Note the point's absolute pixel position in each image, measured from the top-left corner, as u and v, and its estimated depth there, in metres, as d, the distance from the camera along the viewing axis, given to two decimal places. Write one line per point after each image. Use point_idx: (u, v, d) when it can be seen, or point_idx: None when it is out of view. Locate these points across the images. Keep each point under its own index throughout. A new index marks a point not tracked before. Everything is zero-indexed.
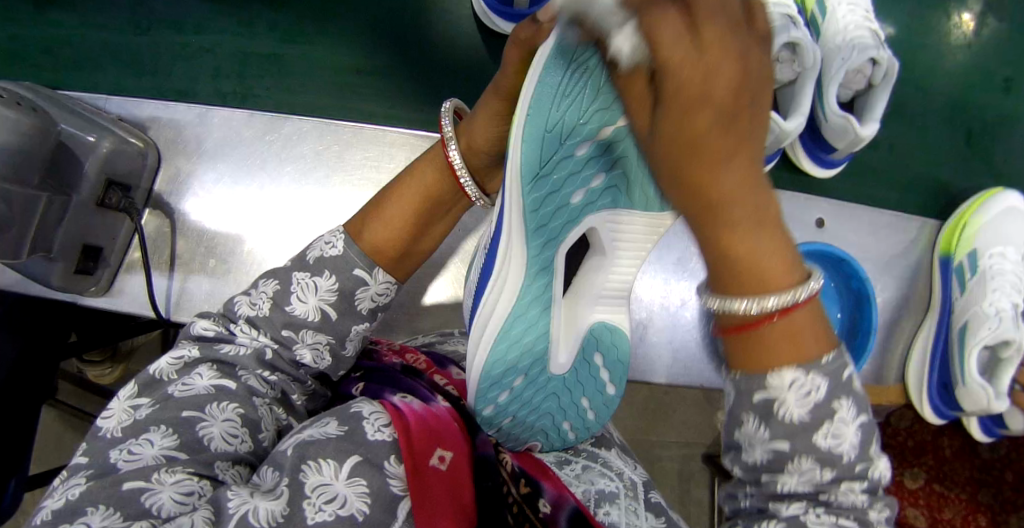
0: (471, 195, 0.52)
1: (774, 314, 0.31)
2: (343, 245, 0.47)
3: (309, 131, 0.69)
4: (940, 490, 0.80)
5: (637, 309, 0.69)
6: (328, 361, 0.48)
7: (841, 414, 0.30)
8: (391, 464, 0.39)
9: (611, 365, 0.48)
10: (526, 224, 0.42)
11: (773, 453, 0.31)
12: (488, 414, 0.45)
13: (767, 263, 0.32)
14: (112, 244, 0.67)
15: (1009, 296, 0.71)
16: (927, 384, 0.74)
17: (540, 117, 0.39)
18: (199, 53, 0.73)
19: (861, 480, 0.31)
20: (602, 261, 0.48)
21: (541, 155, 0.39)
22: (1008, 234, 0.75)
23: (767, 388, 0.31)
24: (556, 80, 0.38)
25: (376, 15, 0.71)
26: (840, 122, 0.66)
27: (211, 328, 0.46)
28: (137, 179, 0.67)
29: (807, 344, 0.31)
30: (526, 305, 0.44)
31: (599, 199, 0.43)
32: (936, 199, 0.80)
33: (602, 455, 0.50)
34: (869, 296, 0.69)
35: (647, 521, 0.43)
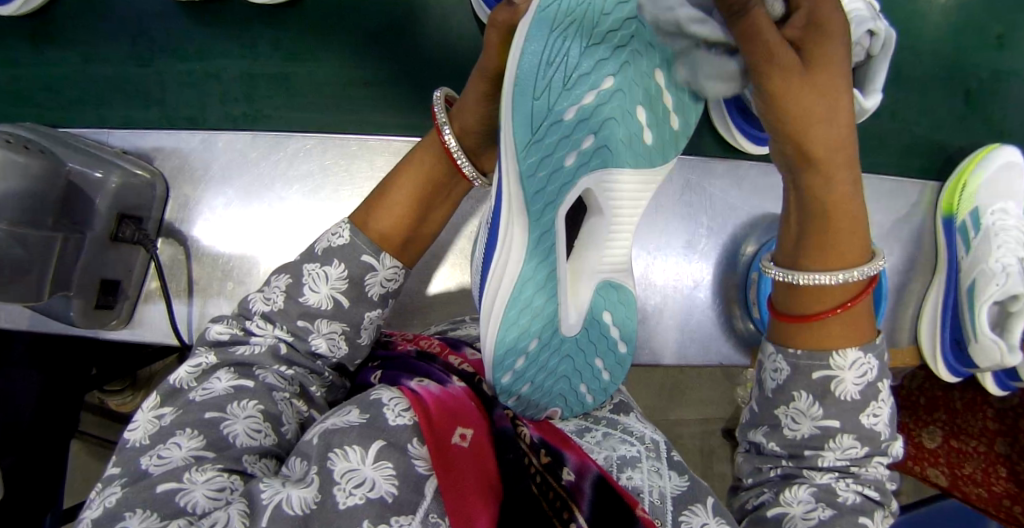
0: (469, 175, 0.51)
1: (842, 305, 0.44)
2: (349, 234, 0.48)
3: (312, 148, 0.70)
4: (957, 446, 0.80)
5: (650, 294, 0.69)
6: (344, 349, 0.49)
7: (882, 393, 0.45)
8: (415, 446, 0.39)
9: (620, 322, 0.48)
10: (523, 191, 0.41)
11: (823, 430, 0.44)
12: (507, 383, 0.44)
13: (857, 236, 0.44)
14: (129, 276, 0.68)
15: (1014, 252, 0.72)
16: (939, 335, 0.75)
17: (528, 83, 0.39)
18: (202, 79, 0.73)
19: (882, 453, 0.46)
20: (599, 221, 0.46)
21: (530, 121, 0.40)
22: (1008, 189, 0.76)
23: (831, 367, 0.44)
24: (540, 50, 0.39)
25: (370, 27, 0.71)
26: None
27: (226, 331, 0.48)
28: (147, 210, 0.68)
29: (861, 330, 0.45)
30: (532, 273, 0.43)
31: (592, 160, 0.42)
32: (935, 161, 0.80)
33: (621, 420, 0.50)
34: (874, 258, 0.68)
35: (669, 480, 0.44)
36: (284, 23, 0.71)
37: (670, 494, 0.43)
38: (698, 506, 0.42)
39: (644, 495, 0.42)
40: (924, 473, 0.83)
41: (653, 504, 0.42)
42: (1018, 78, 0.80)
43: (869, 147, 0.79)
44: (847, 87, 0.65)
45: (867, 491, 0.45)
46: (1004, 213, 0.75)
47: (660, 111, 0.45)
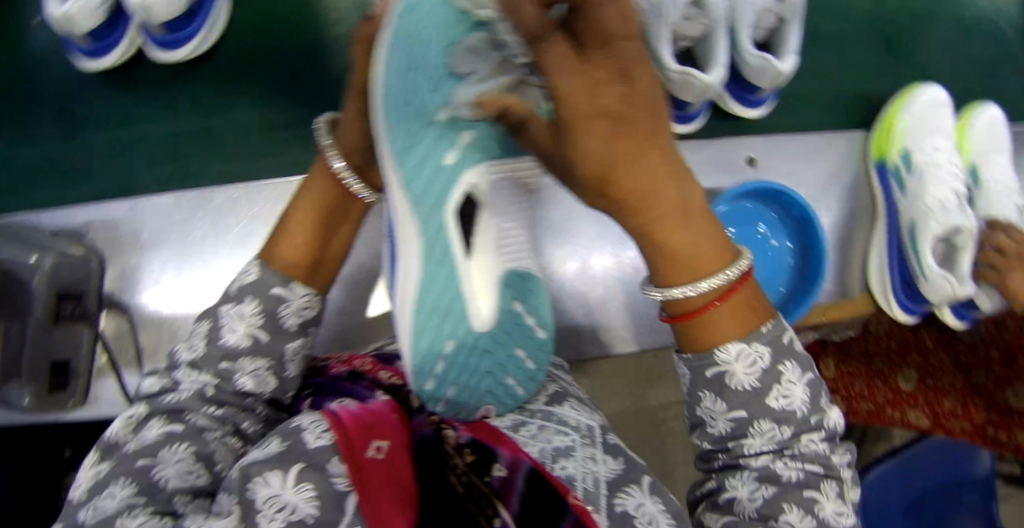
0: (359, 193, 0.55)
1: (714, 302, 0.41)
2: (258, 270, 0.50)
3: (239, 199, 0.70)
4: (934, 384, 0.81)
5: (595, 287, 0.73)
6: (273, 385, 0.50)
7: (786, 374, 0.42)
8: (335, 464, 0.39)
9: (535, 309, 0.48)
10: (410, 194, 0.46)
11: (735, 422, 0.43)
12: (431, 389, 0.46)
13: (700, 255, 0.40)
14: (78, 355, 0.68)
15: (948, 186, 0.74)
16: (886, 276, 0.75)
17: (396, 91, 0.44)
18: (125, 147, 0.71)
19: (818, 429, 0.43)
20: (494, 214, 0.47)
21: (405, 129, 0.45)
22: (936, 125, 0.76)
23: (718, 363, 0.42)
24: (401, 62, 0.44)
25: (286, 72, 0.71)
26: (757, 62, 0.66)
27: (157, 383, 0.49)
28: (85, 285, 0.67)
29: (745, 318, 0.42)
30: (433, 271, 0.46)
31: (472, 154, 0.45)
32: (864, 112, 0.81)
33: (557, 412, 0.52)
34: (812, 220, 0.70)
35: (603, 465, 0.47)
36: (200, 78, 0.70)
37: (605, 478, 0.46)
38: (634, 486, 0.45)
39: (577, 483, 0.44)
40: (906, 417, 0.79)
41: (587, 490, 0.44)
42: (931, 18, 0.82)
43: (803, 107, 0.79)
44: (760, 54, 0.66)
45: (809, 466, 0.43)
46: (936, 149, 0.76)
47: None
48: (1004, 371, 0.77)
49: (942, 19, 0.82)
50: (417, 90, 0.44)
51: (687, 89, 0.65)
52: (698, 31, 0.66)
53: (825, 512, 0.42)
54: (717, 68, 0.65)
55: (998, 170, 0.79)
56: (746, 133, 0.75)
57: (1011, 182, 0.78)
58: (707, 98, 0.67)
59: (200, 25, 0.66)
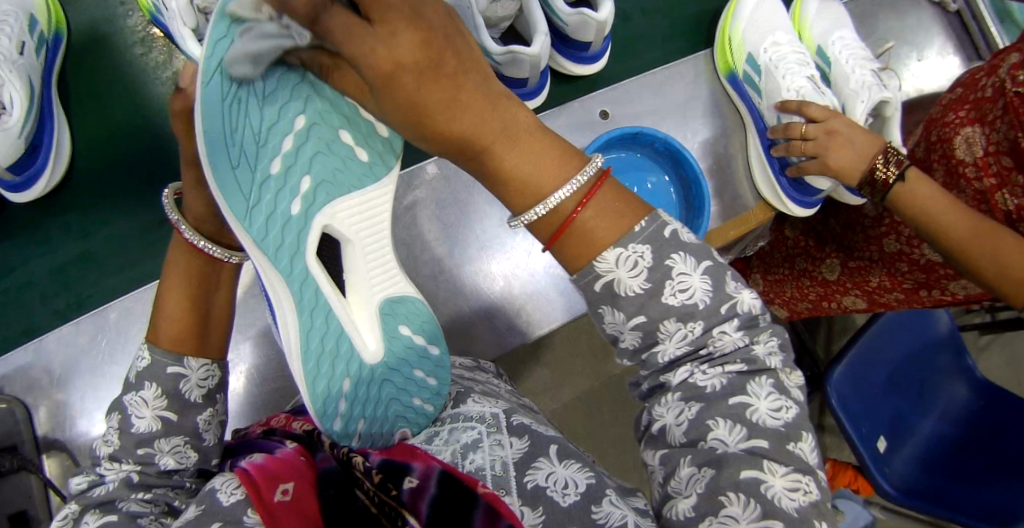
0: (221, 257, 0.53)
1: (575, 207, 0.41)
2: (149, 355, 0.51)
3: (136, 307, 0.71)
4: (857, 264, 0.85)
5: (494, 281, 0.75)
6: (195, 457, 0.52)
7: (677, 266, 0.39)
8: (250, 515, 0.41)
9: (420, 329, 0.50)
10: (264, 252, 0.45)
11: (640, 330, 0.40)
12: (341, 429, 0.47)
13: (539, 174, 0.42)
14: (31, 501, 0.69)
15: (798, 73, 0.75)
16: (773, 178, 0.76)
17: (219, 155, 0.42)
18: (20, 291, 0.71)
19: (732, 318, 0.41)
20: (354, 248, 0.48)
21: (241, 190, 0.43)
22: (767, 23, 0.78)
23: (601, 273, 0.40)
24: (217, 117, 0.42)
25: (144, 173, 0.73)
26: (577, 20, 0.66)
27: (84, 480, 0.50)
28: (17, 436, 0.69)
29: (616, 218, 0.41)
30: (309, 320, 0.46)
31: (317, 198, 0.46)
32: (704, 30, 0.82)
33: (462, 411, 0.51)
34: (676, 148, 0.71)
35: (512, 447, 0.47)
36: (67, 203, 0.71)
37: (513, 459, 0.46)
38: (544, 458, 0.45)
39: (486, 473, 0.45)
40: (844, 303, 0.88)
41: (496, 476, 0.45)
42: None
43: (644, 44, 0.80)
44: (574, 10, 0.65)
45: (729, 367, 0.41)
46: (776, 45, 0.77)
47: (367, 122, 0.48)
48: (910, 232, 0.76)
49: None
50: (244, 151, 0.43)
51: (517, 67, 0.64)
52: (511, 9, 0.65)
53: (757, 413, 0.40)
54: (537, 36, 0.64)
55: (843, 44, 0.80)
56: (586, 95, 0.76)
57: (857, 51, 0.80)
58: (541, 67, 0.66)
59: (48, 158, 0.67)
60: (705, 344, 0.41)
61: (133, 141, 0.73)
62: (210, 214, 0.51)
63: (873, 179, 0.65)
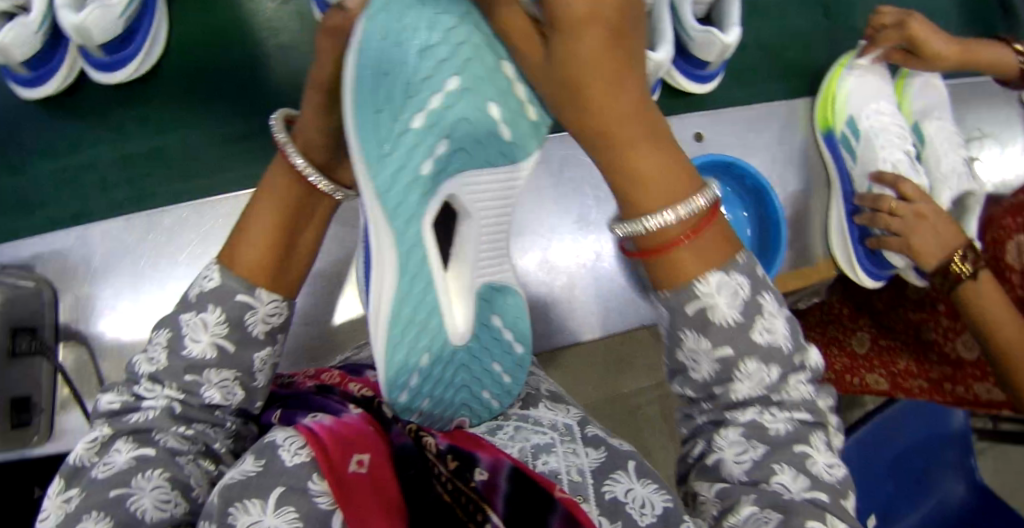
0: (326, 189, 0.55)
1: (684, 236, 0.40)
2: (219, 276, 0.51)
3: (189, 217, 0.68)
4: (887, 344, 0.84)
5: (557, 275, 0.72)
6: (240, 395, 0.51)
7: (767, 308, 0.41)
8: (315, 482, 0.42)
9: (511, 324, 0.54)
10: (384, 205, 0.45)
11: (721, 362, 0.40)
12: (405, 401, 0.49)
13: (666, 183, 0.42)
14: (39, 390, 0.66)
15: (895, 147, 0.77)
16: (850, 244, 0.77)
17: (367, 97, 0.42)
18: (80, 172, 0.69)
19: (803, 370, 0.43)
20: (470, 220, 0.51)
21: (377, 134, 0.43)
22: (873, 91, 0.78)
23: (698, 298, 0.40)
24: (374, 54, 0.41)
25: (229, 82, 0.70)
26: (703, 36, 0.65)
27: (118, 400, 0.50)
28: (40, 319, 0.66)
29: (715, 255, 0.40)
30: (410, 286, 0.46)
31: (449, 162, 0.47)
32: (809, 78, 0.82)
33: (531, 413, 0.56)
34: (765, 187, 0.70)
35: (586, 456, 0.50)
36: (148, 95, 0.69)
37: (589, 468, 0.49)
38: (621, 473, 0.48)
39: (562, 477, 0.48)
40: (865, 382, 0.85)
41: (574, 481, 0.47)
42: None
43: (749, 77, 0.79)
44: (704, 28, 0.64)
45: (796, 415, 0.41)
46: (880, 113, 0.78)
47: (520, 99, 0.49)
48: (950, 323, 0.75)
49: None
50: (392, 96, 0.43)
51: None
52: (642, 9, 0.63)
53: (816, 465, 0.40)
54: (664, 44, 0.63)
55: (941, 126, 0.80)
56: (676, 116, 0.74)
57: (953, 135, 0.80)
58: (659, 76, 0.64)
59: (143, 44, 0.65)
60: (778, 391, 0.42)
61: (225, 47, 0.70)
62: (323, 144, 0.53)
63: (947, 271, 0.67)
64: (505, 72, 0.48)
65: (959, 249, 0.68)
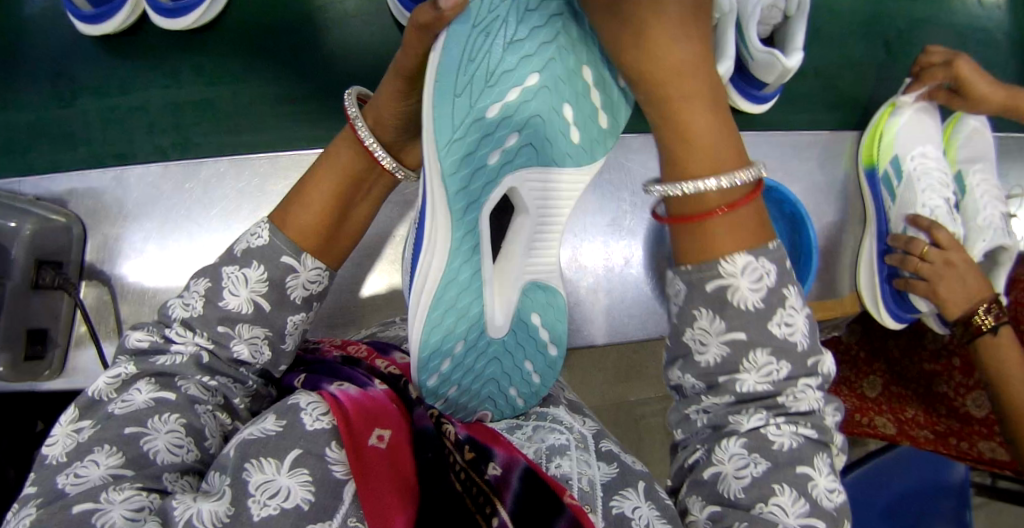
0: (388, 167, 0.55)
1: (720, 208, 0.40)
2: (268, 235, 0.50)
3: (226, 171, 0.68)
4: (899, 391, 0.80)
5: (586, 276, 0.72)
6: (267, 355, 0.50)
7: (790, 301, 0.40)
8: (332, 450, 0.41)
9: (550, 325, 0.53)
10: (447, 188, 0.44)
11: (730, 346, 0.39)
12: (433, 385, 0.48)
13: (715, 151, 0.42)
14: (56, 324, 0.66)
15: (938, 193, 0.75)
16: (878, 277, 0.76)
17: (449, 82, 0.42)
18: (130, 113, 0.70)
19: (815, 376, 0.41)
20: (525, 220, 0.50)
21: (454, 118, 0.42)
22: (925, 133, 0.77)
23: (721, 276, 0.39)
24: (460, 47, 0.42)
25: (286, 42, 0.70)
26: (765, 58, 0.64)
27: (145, 339, 0.49)
28: (66, 253, 0.66)
29: (750, 235, 0.40)
30: (457, 271, 0.46)
31: (515, 157, 0.46)
32: (858, 112, 0.82)
33: (551, 412, 0.55)
34: (802, 217, 0.70)
35: (598, 469, 0.48)
36: (206, 47, 0.70)
37: (601, 481, 0.47)
38: (630, 490, 0.46)
39: (573, 482, 0.46)
40: (872, 424, 0.77)
41: (583, 490, 0.45)
42: (931, 22, 0.83)
43: (797, 104, 0.80)
44: (767, 50, 0.63)
45: (802, 431, 0.40)
46: (924, 157, 0.76)
47: (590, 105, 0.49)
48: (964, 379, 0.75)
49: (942, 27, 0.83)
50: (473, 83, 0.43)
51: None
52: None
53: (816, 489, 0.39)
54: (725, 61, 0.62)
55: (984, 179, 0.80)
56: None
57: (995, 190, 0.79)
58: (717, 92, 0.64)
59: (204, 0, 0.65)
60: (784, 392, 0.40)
61: (286, 4, 0.70)
62: (394, 123, 0.53)
63: (968, 323, 0.67)
64: (584, 78, 0.48)
65: (983, 302, 0.67)
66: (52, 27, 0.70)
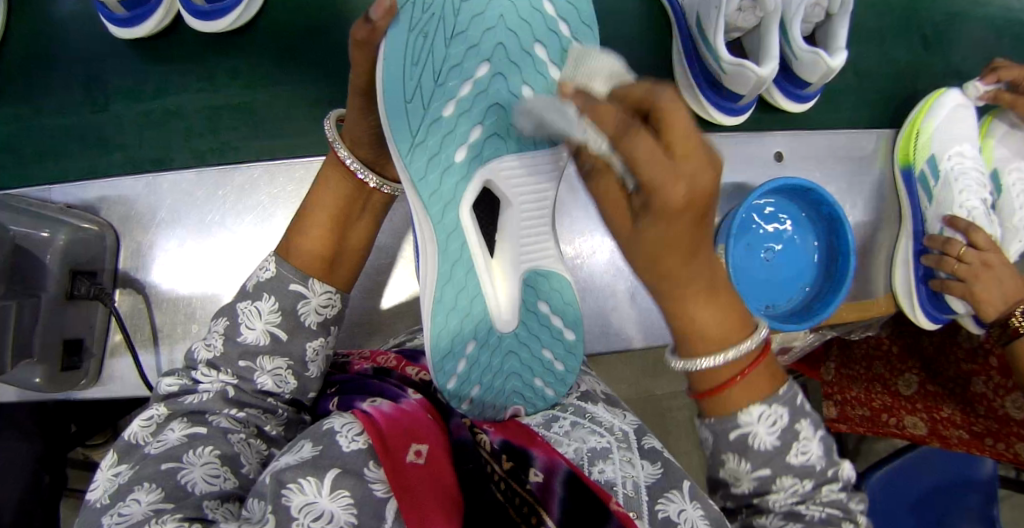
0: (376, 186, 0.54)
1: (733, 377, 0.39)
2: (275, 267, 0.50)
3: (260, 177, 0.67)
4: (935, 390, 0.78)
5: (620, 279, 0.71)
6: (292, 384, 0.50)
7: (803, 434, 0.38)
8: (371, 469, 0.41)
9: (560, 310, 0.50)
10: (420, 193, 0.46)
11: (758, 480, 0.38)
12: (454, 388, 0.47)
13: (723, 327, 0.39)
14: (91, 333, 0.66)
15: (975, 194, 0.74)
16: (913, 280, 0.75)
17: (396, 91, 0.45)
18: (163, 118, 0.69)
19: (835, 481, 0.39)
20: (510, 212, 0.48)
21: (410, 126, 0.45)
22: (958, 133, 0.76)
23: (740, 426, 0.38)
24: (401, 55, 0.45)
25: (318, 45, 0.69)
26: (809, 58, 0.63)
27: (175, 383, 0.49)
28: (100, 262, 0.66)
29: (761, 387, 0.39)
30: (448, 272, 0.47)
31: (484, 149, 0.46)
32: (894, 109, 0.80)
33: (589, 408, 0.52)
34: (841, 218, 0.69)
35: (642, 469, 0.47)
36: (239, 50, 0.69)
37: (645, 482, 0.46)
38: (676, 491, 0.45)
39: (617, 487, 0.44)
40: (901, 425, 0.80)
41: (628, 496, 0.44)
42: (970, 19, 0.81)
43: (833, 102, 0.78)
44: (811, 49, 0.63)
45: (833, 513, 0.38)
46: (961, 156, 0.75)
47: None
48: (1002, 380, 0.70)
49: (980, 22, 0.81)
50: (422, 88, 0.45)
51: (741, 82, 0.63)
52: (751, 22, 0.64)
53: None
54: (770, 60, 0.62)
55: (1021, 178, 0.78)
56: (765, 129, 0.74)
57: None
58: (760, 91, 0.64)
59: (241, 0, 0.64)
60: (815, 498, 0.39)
61: (316, 8, 0.69)
62: (369, 141, 0.53)
63: (1007, 324, 0.65)
64: (539, 55, 0.45)
65: (1021, 305, 0.66)
66: (85, 31, 0.69)
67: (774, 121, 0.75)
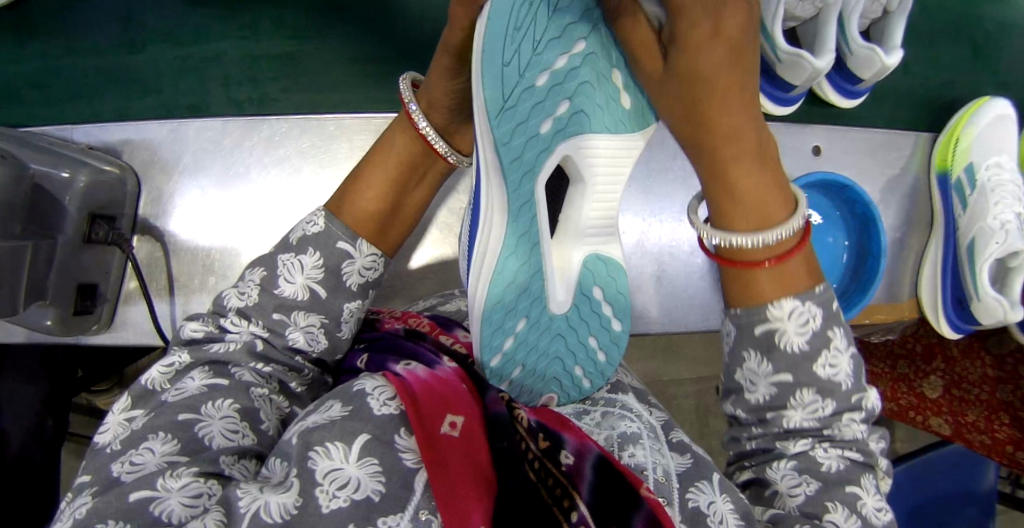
0: (443, 151, 0.53)
1: (769, 259, 0.42)
2: (324, 222, 0.49)
3: (288, 131, 0.66)
4: (960, 394, 0.76)
5: (647, 260, 0.70)
6: (323, 344, 0.49)
7: (835, 343, 0.41)
8: (402, 437, 0.40)
9: (613, 299, 0.49)
10: (500, 159, 0.42)
11: (778, 387, 0.42)
12: (497, 366, 0.47)
13: (766, 201, 0.42)
14: (106, 278, 0.65)
15: (1012, 207, 0.70)
16: (941, 285, 0.74)
17: (495, 50, 0.39)
18: (201, 64, 0.68)
19: (858, 409, 0.42)
20: (579, 190, 0.46)
21: (503, 89, 0.40)
22: (1001, 141, 0.74)
23: (769, 320, 0.41)
24: (507, 12, 0.39)
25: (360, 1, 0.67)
26: (864, 54, 0.63)
27: (201, 329, 0.48)
28: (120, 206, 0.65)
29: (796, 280, 0.42)
30: (516, 245, 0.45)
31: (568, 125, 0.43)
32: (939, 114, 0.78)
33: (620, 398, 0.52)
34: (875, 219, 0.67)
35: (671, 459, 0.46)
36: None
37: (676, 471, 0.45)
38: (705, 483, 0.44)
39: (648, 473, 0.44)
40: (925, 423, 0.77)
41: (659, 481, 0.43)
42: None
43: (875, 101, 0.77)
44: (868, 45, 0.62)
45: (848, 453, 0.42)
46: (999, 167, 0.73)
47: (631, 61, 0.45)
48: None
49: None
50: (519, 52, 0.40)
51: (794, 73, 0.62)
52: (810, 13, 0.62)
53: (865, 507, 0.41)
54: (826, 52, 0.61)
55: None
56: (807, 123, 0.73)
57: None
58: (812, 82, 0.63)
59: None
60: (829, 425, 0.42)
61: None
62: (445, 105, 0.51)
63: None
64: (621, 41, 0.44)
65: None
66: None
67: (818, 116, 0.74)
